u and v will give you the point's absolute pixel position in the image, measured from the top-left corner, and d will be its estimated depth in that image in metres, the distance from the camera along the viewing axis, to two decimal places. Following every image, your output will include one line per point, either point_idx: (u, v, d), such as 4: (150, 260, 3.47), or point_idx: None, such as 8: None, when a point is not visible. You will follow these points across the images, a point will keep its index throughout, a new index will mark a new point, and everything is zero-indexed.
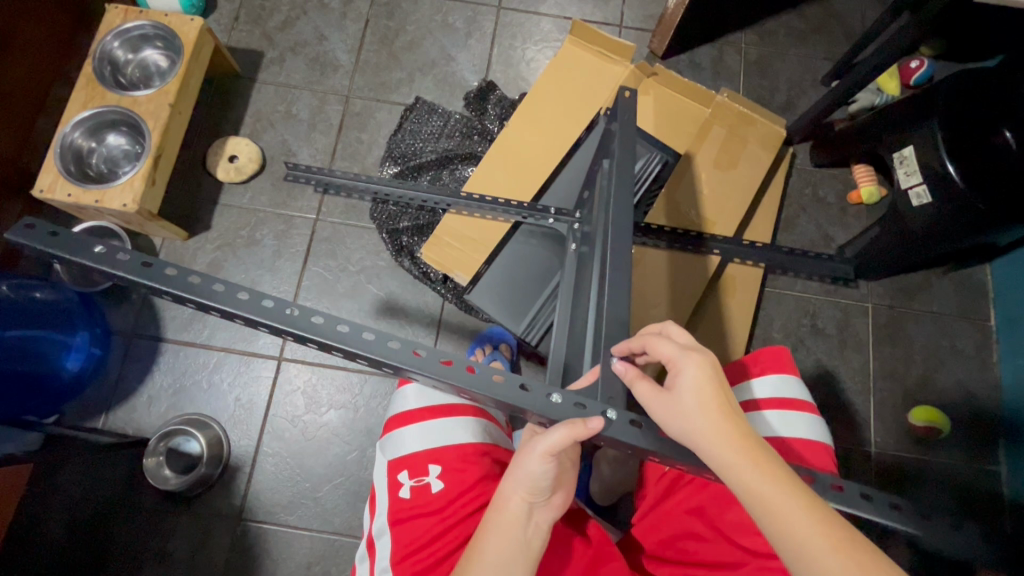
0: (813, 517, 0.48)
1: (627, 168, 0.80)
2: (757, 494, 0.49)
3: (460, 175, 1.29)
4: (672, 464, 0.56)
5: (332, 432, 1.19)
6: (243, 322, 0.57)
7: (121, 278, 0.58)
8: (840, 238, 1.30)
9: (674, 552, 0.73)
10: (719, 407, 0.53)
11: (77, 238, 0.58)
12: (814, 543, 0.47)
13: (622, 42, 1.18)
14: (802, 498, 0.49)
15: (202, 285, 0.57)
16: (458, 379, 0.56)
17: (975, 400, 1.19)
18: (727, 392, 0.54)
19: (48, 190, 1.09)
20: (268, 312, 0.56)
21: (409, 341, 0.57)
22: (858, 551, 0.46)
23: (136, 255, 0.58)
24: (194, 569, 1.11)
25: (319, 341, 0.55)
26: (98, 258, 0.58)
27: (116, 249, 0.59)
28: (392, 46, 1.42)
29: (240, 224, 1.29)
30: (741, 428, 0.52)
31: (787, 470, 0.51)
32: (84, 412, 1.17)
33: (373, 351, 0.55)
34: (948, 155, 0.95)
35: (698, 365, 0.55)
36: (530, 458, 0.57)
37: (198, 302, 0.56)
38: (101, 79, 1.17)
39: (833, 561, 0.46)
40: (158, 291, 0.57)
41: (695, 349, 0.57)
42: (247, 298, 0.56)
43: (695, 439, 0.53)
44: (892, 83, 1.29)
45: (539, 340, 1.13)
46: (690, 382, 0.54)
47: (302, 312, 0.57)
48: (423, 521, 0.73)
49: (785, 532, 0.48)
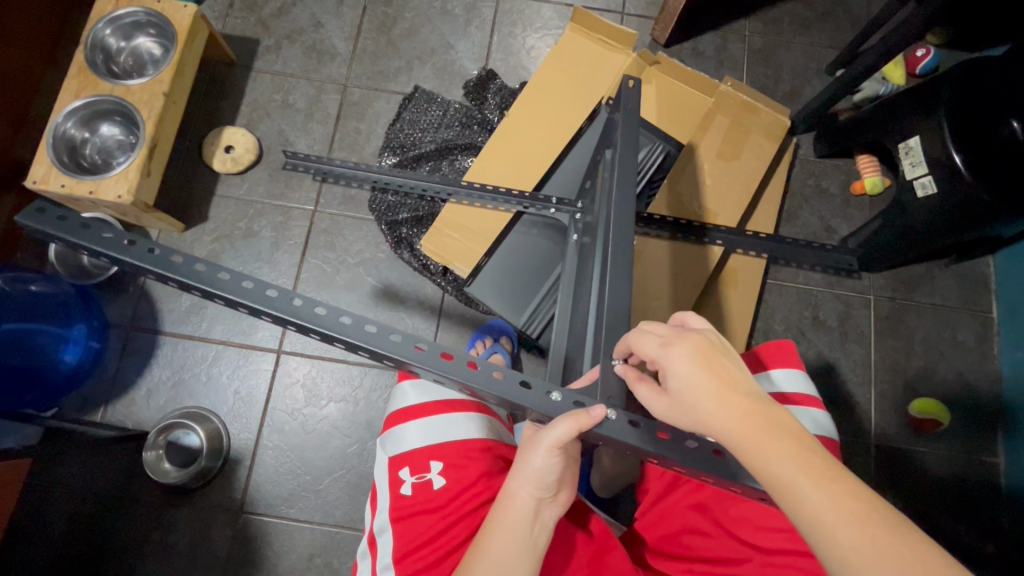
0: (824, 489, 0.45)
1: (630, 160, 0.78)
2: (763, 474, 0.47)
3: (460, 166, 1.28)
4: (674, 466, 0.56)
5: (332, 426, 1.18)
6: (247, 311, 0.56)
7: (125, 263, 0.57)
8: (842, 229, 1.29)
9: (675, 547, 0.72)
10: (713, 390, 0.51)
11: (84, 223, 0.57)
12: (826, 518, 0.44)
13: (625, 31, 1.16)
14: (812, 472, 0.46)
15: (207, 272, 0.56)
16: (460, 373, 0.55)
17: (975, 391, 1.19)
18: (720, 374, 0.52)
19: (42, 181, 1.07)
20: (271, 302, 0.55)
21: (411, 334, 0.56)
22: (879, 525, 0.43)
23: (143, 241, 0.57)
24: (196, 561, 1.11)
25: (321, 332, 0.54)
26: (101, 243, 0.57)
27: (120, 234, 0.57)
28: (390, 33, 1.39)
29: (237, 215, 1.28)
30: (741, 406, 0.50)
31: (798, 442, 0.47)
32: (82, 405, 1.17)
33: (376, 344, 0.54)
34: (954, 145, 0.94)
35: (683, 353, 0.53)
36: (534, 453, 0.57)
37: (203, 290, 0.55)
38: (93, 67, 1.15)
39: (847, 536, 0.43)
40: (162, 277, 0.56)
41: (678, 337, 0.54)
42: (252, 287, 0.55)
43: (697, 428, 0.52)
44: (898, 72, 1.27)
45: (539, 333, 1.14)
46: (676, 375, 0.52)
47: (305, 303, 0.56)
48: (424, 518, 0.73)
49: (797, 510, 0.46)
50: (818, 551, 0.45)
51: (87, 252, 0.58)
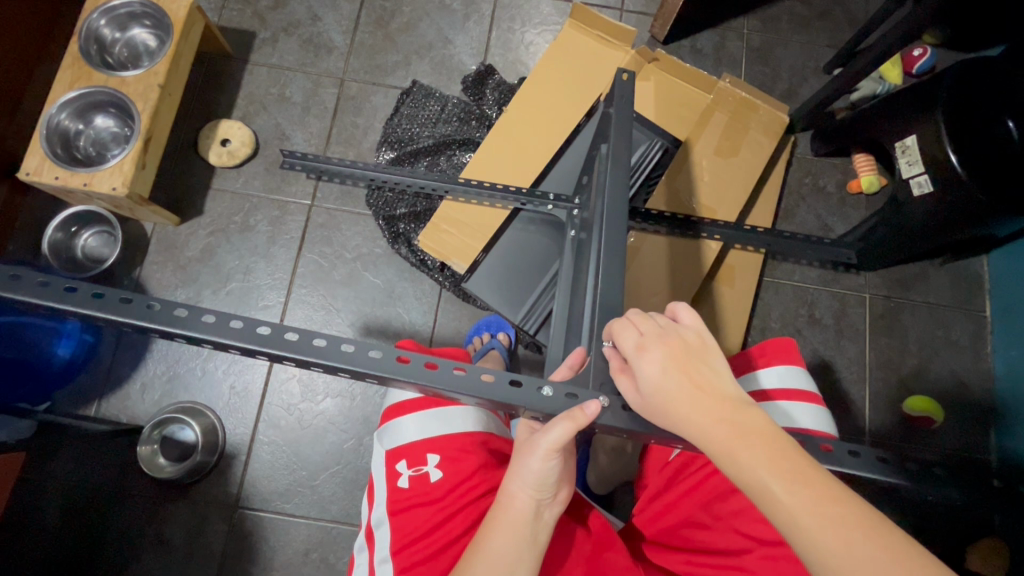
0: (799, 492, 0.45)
1: (623, 158, 0.79)
2: (740, 477, 0.48)
3: (458, 161, 1.27)
4: (671, 443, 0.57)
5: (329, 421, 1.18)
6: (212, 346, 0.55)
7: (71, 312, 0.55)
8: (839, 228, 1.30)
9: (676, 539, 0.73)
10: (685, 394, 0.51)
11: (16, 275, 0.55)
12: (803, 522, 0.44)
13: (622, 27, 1.16)
14: (788, 476, 0.46)
15: (163, 311, 0.55)
16: (445, 381, 0.55)
17: (967, 389, 1.21)
18: (693, 376, 0.52)
19: (35, 173, 1.06)
20: (238, 333, 0.54)
21: (390, 348, 0.56)
22: (856, 527, 0.43)
23: (85, 286, 0.55)
24: (190, 556, 1.10)
25: (295, 358, 0.54)
26: (42, 293, 0.55)
27: (60, 280, 0.56)
28: (387, 27, 1.38)
29: (233, 209, 1.27)
30: (717, 409, 0.50)
31: (773, 445, 0.48)
32: (75, 400, 1.15)
33: (355, 363, 0.54)
34: (948, 142, 0.93)
35: (656, 357, 0.53)
36: (533, 456, 0.57)
37: (162, 330, 0.54)
38: (87, 57, 1.13)
39: (825, 539, 0.43)
40: (116, 322, 0.55)
41: (653, 339, 0.54)
42: (213, 321, 0.54)
43: (674, 429, 0.52)
44: (895, 71, 1.27)
45: (536, 329, 1.12)
46: (648, 379, 0.52)
47: (274, 330, 0.55)
48: (421, 511, 0.73)
49: (775, 513, 0.46)
50: (799, 553, 0.45)
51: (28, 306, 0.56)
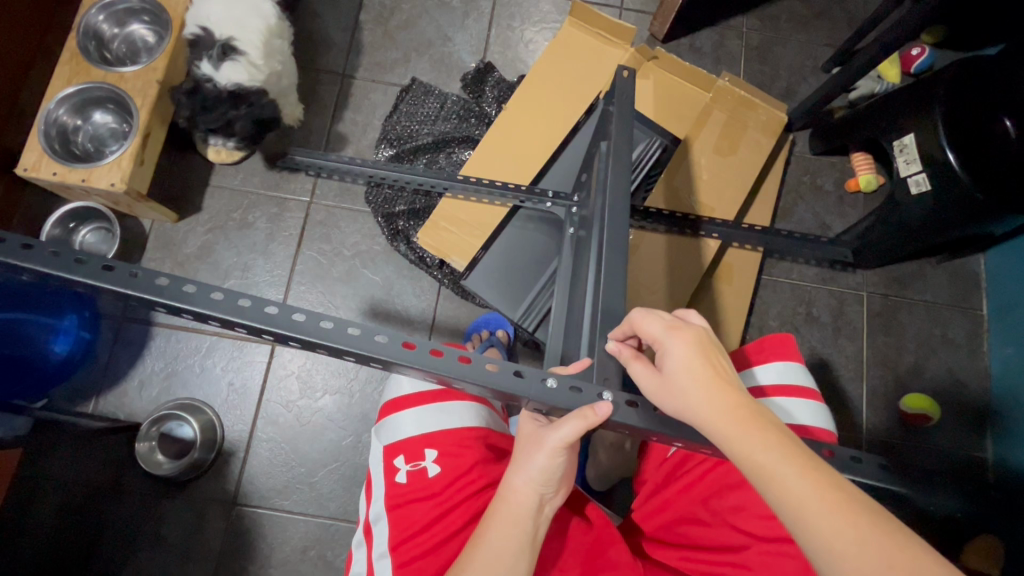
0: (809, 477, 0.45)
1: (623, 154, 0.79)
2: (750, 459, 0.48)
3: (457, 159, 1.28)
4: (670, 441, 0.57)
5: (327, 418, 1.18)
6: (218, 324, 0.55)
7: (79, 282, 0.54)
8: (837, 226, 1.31)
9: (674, 535, 0.73)
10: (706, 376, 0.51)
11: (31, 246, 0.54)
12: (812, 505, 0.44)
13: (622, 26, 1.16)
14: (797, 461, 0.46)
15: (171, 286, 0.54)
16: (449, 368, 0.55)
17: (963, 387, 1.21)
18: (716, 363, 0.53)
19: (33, 169, 1.06)
20: (245, 312, 0.53)
21: (397, 334, 0.55)
22: (862, 514, 0.43)
23: (95, 259, 0.55)
24: (188, 553, 1.10)
25: (301, 339, 0.53)
26: (52, 263, 0.54)
27: (69, 251, 0.55)
28: (387, 24, 1.38)
29: (231, 206, 1.27)
30: (734, 395, 0.50)
31: (782, 434, 0.48)
32: (73, 395, 1.15)
33: (360, 347, 0.54)
34: (947, 141, 0.94)
35: (685, 339, 0.54)
36: (540, 452, 0.59)
37: (170, 306, 0.54)
38: (86, 53, 1.13)
39: (831, 523, 0.43)
40: (126, 295, 0.54)
41: (681, 324, 0.55)
42: (222, 298, 0.54)
43: (684, 413, 0.52)
44: (893, 70, 1.28)
45: (535, 327, 1.12)
46: (676, 357, 0.53)
47: (281, 310, 0.54)
48: (419, 506, 0.73)
49: (782, 497, 0.45)
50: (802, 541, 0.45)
51: (37, 276, 0.55)
